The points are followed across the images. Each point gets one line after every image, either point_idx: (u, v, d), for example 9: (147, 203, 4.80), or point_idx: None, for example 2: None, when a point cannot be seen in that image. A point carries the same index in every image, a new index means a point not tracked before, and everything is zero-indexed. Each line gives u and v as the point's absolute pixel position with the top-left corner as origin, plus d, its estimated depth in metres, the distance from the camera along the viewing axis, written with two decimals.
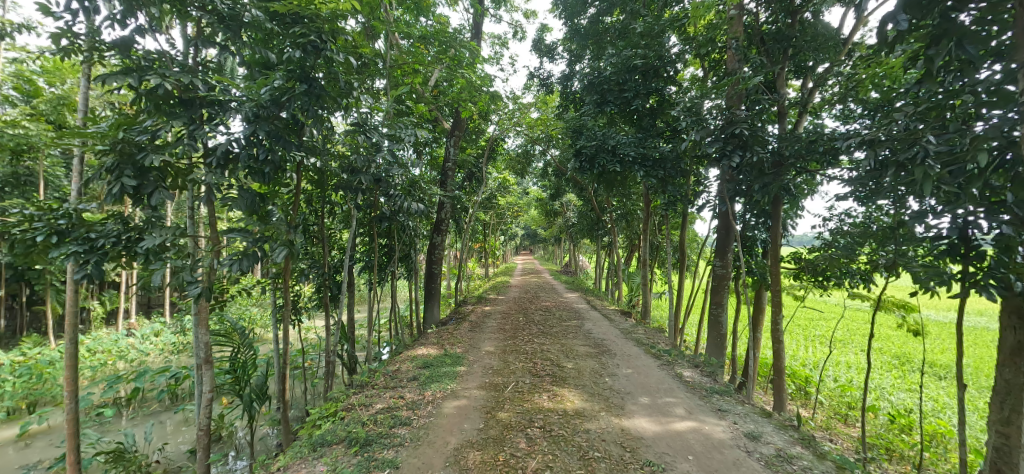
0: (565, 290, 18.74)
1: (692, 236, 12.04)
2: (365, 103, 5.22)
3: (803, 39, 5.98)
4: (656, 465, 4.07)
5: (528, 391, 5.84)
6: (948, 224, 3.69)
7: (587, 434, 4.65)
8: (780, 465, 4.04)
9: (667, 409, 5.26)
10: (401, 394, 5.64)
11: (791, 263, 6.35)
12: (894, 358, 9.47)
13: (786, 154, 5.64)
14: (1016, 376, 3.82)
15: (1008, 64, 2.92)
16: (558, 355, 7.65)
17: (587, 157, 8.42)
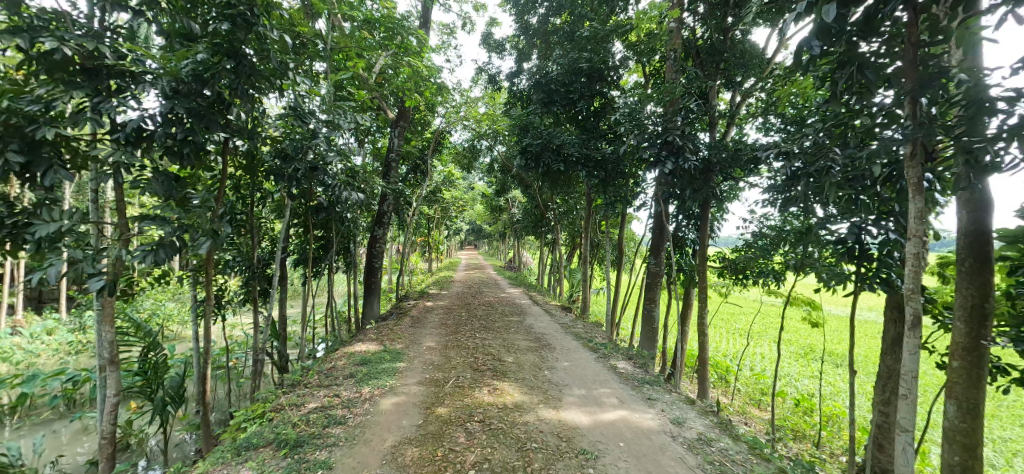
0: (508, 285, 18.94)
1: (630, 236, 12.63)
2: (303, 86, 4.90)
3: (735, 62, 6.65)
4: (590, 453, 4.24)
5: (468, 386, 5.84)
6: (846, 229, 4.19)
7: (525, 426, 4.75)
8: (701, 448, 4.38)
9: (601, 400, 5.51)
10: (336, 392, 5.41)
11: (716, 261, 6.86)
12: (800, 349, 10.55)
13: (714, 161, 6.06)
14: (895, 363, 4.39)
15: (896, 91, 3.36)
16: (499, 350, 7.72)
17: (533, 155, 8.56)
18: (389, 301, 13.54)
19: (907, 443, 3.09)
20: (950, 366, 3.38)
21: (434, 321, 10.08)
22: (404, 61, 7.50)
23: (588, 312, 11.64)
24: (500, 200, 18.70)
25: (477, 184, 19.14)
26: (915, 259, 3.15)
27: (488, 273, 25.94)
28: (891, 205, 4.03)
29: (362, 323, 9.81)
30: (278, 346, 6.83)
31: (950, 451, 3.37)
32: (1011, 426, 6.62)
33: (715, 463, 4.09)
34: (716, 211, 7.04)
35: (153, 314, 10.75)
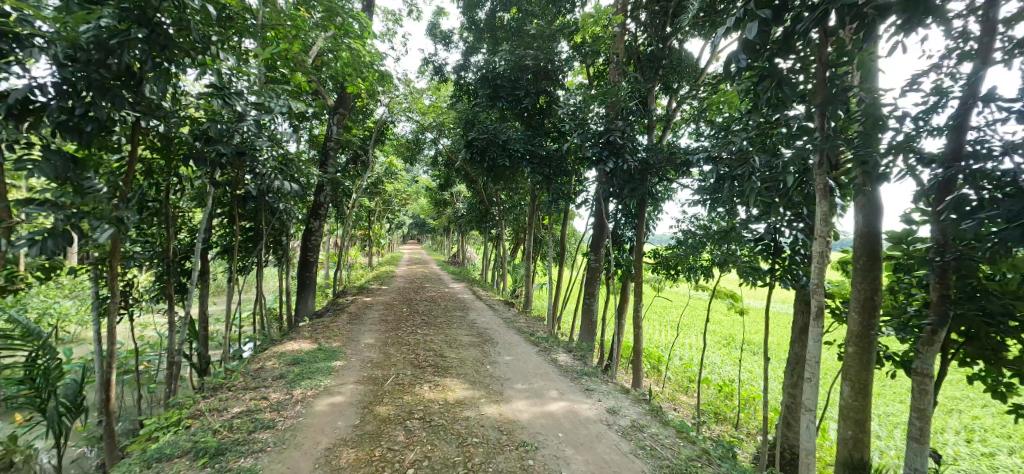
0: (450, 280, 18.77)
1: (571, 232, 12.98)
2: (229, 63, 4.50)
3: (672, 69, 6.96)
4: (530, 445, 4.32)
5: (409, 383, 5.72)
6: (763, 229, 4.60)
7: (466, 421, 4.74)
8: (634, 434, 4.61)
9: (542, 392, 5.63)
10: (263, 395, 5.06)
11: (651, 258, 7.24)
12: (722, 339, 11.42)
13: (651, 163, 6.36)
14: (801, 349, 4.90)
15: (809, 105, 3.74)
16: (441, 345, 7.63)
17: (477, 150, 8.53)
18: (326, 297, 12.93)
19: (809, 421, 3.45)
20: (847, 352, 3.82)
21: (373, 317, 9.74)
22: (345, 45, 7.13)
23: (530, 307, 11.84)
24: (444, 194, 18.44)
25: (420, 176, 18.72)
26: (821, 257, 3.52)
27: (431, 268, 25.58)
28: (801, 209, 4.47)
29: (295, 320, 9.25)
30: (198, 346, 6.26)
31: (845, 426, 3.83)
32: (892, 403, 7.63)
33: (646, 447, 4.32)
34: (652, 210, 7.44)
35: (45, 313, 9.46)
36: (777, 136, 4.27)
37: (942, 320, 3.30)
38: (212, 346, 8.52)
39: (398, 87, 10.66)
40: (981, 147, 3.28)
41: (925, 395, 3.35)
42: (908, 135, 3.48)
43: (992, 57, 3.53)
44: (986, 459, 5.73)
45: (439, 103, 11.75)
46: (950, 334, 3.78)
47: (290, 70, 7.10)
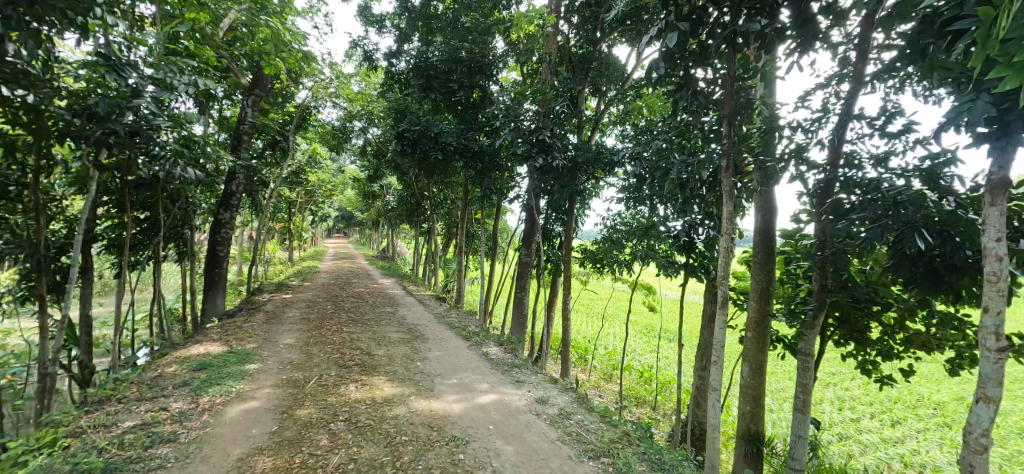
0: (378, 275, 18.11)
1: (503, 227, 13.12)
2: (119, 27, 3.95)
3: (600, 74, 7.32)
4: (461, 439, 4.32)
5: (332, 384, 5.44)
6: (680, 227, 5.00)
7: (395, 420, 4.62)
8: (561, 421, 4.80)
9: (472, 386, 5.64)
10: (163, 406, 4.53)
11: (579, 252, 7.54)
12: (642, 328, 12.25)
13: (579, 161, 6.63)
14: (710, 334, 5.41)
15: (719, 113, 4.11)
16: (368, 343, 7.36)
17: (408, 141, 8.32)
18: (240, 295, 11.88)
19: (715, 400, 3.84)
20: (747, 336, 4.28)
21: (294, 316, 9.12)
22: (262, 20, 6.53)
23: (462, 301, 11.79)
24: (372, 186, 17.71)
25: (346, 166, 17.79)
26: (727, 251, 3.91)
27: (358, 262, 24.53)
28: (711, 208, 4.93)
29: (200, 321, 8.38)
30: (78, 354, 5.44)
31: (745, 402, 4.30)
32: (783, 379, 8.69)
33: (573, 433, 4.51)
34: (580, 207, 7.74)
35: None
36: (693, 140, 4.65)
37: (821, 306, 3.82)
38: (97, 353, 7.46)
39: (322, 71, 10.00)
40: (853, 158, 3.84)
41: (808, 372, 3.86)
42: (799, 145, 3.98)
43: (861, 80, 4.15)
44: (853, 423, 6.73)
45: (367, 91, 11.21)
46: (828, 318, 4.38)
47: (194, 43, 6.32)
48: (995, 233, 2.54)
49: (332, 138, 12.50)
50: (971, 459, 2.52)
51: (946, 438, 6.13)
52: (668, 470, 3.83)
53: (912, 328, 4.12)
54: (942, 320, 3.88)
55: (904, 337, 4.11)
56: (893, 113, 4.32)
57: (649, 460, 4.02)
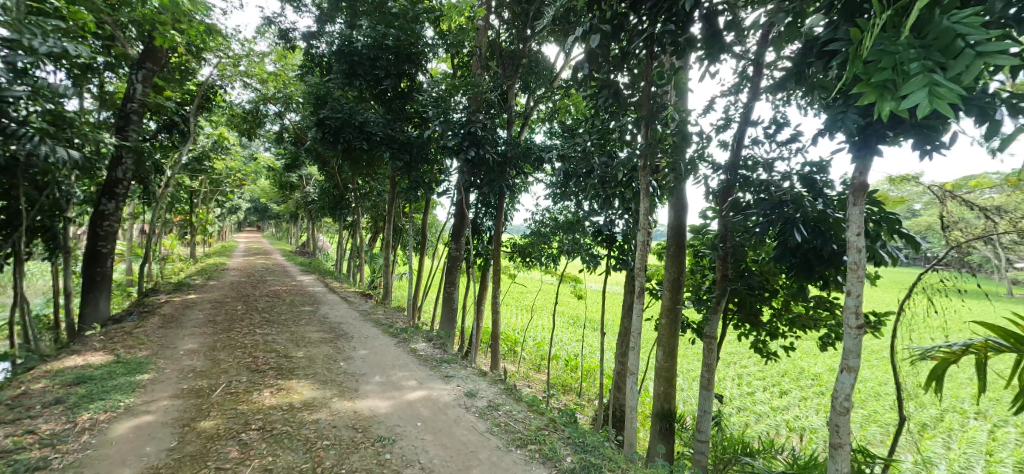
0: (297, 272, 16.95)
1: (433, 220, 12.90)
2: None
3: (529, 71, 7.42)
4: (387, 439, 4.19)
5: (243, 390, 5.00)
6: (603, 221, 5.31)
7: (315, 424, 4.36)
8: (489, 413, 4.84)
9: (400, 383, 5.51)
10: (30, 428, 3.88)
11: (508, 246, 7.64)
12: (569, 319, 12.82)
13: (509, 155, 6.71)
14: (629, 322, 5.79)
15: (637, 115, 4.39)
16: (285, 344, 6.87)
17: (330, 129, 8.09)
18: (128, 296, 10.47)
19: (633, 384, 4.11)
20: (660, 323, 4.63)
21: (197, 318, 8.24)
22: None
23: (390, 297, 11.44)
24: (289, 176, 16.49)
25: (259, 154, 16.36)
26: (644, 245, 4.21)
27: (273, 259, 22.78)
28: (630, 204, 5.28)
29: (78, 328, 7.25)
30: None
31: (659, 384, 4.65)
32: (692, 361, 9.57)
33: (501, 424, 4.58)
34: (509, 201, 7.84)
35: None
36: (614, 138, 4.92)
37: (723, 293, 4.26)
38: None
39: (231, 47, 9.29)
40: (750, 161, 4.32)
41: (712, 353, 4.28)
42: (705, 148, 4.38)
43: (757, 92, 4.68)
44: (748, 396, 7.62)
45: (283, 73, 10.49)
46: (728, 304, 4.88)
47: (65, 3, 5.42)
48: (856, 229, 2.99)
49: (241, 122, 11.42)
50: (837, 420, 2.94)
51: (819, 404, 7.21)
52: (591, 452, 4.03)
53: (795, 309, 4.71)
54: (817, 302, 4.50)
55: (789, 318, 4.70)
56: (782, 124, 4.93)
57: (574, 444, 4.18)
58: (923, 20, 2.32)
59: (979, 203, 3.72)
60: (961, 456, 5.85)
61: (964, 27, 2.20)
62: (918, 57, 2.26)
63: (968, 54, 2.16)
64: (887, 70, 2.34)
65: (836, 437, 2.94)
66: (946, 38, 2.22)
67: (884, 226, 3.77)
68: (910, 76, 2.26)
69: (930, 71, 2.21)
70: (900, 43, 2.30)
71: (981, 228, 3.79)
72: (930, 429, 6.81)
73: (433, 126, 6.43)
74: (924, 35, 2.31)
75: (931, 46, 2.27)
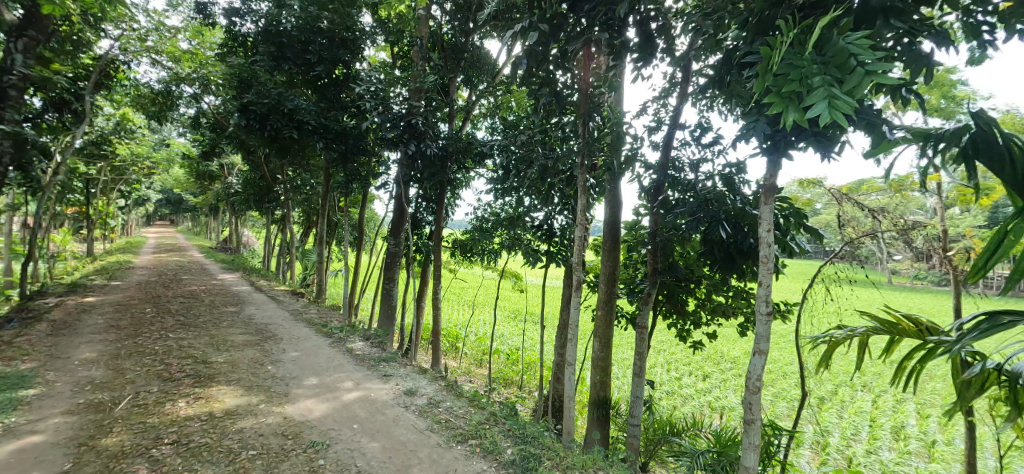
0: (218, 271, 15.65)
1: (371, 215, 12.43)
2: None
3: (471, 65, 7.23)
4: (320, 443, 4.01)
5: (155, 402, 4.57)
6: (542, 216, 5.50)
7: (239, 434, 4.08)
8: (430, 410, 4.79)
9: (335, 385, 5.31)
10: None
11: (450, 242, 7.62)
12: (510, 314, 13.04)
13: (450, 150, 6.70)
14: (567, 314, 5.99)
15: (576, 114, 4.55)
16: (204, 348, 6.36)
17: (255, 116, 7.72)
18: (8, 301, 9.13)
19: (570, 374, 4.27)
20: (596, 315, 4.82)
21: (96, 322, 7.35)
22: None
23: (323, 296, 10.92)
24: (208, 166, 15.14)
25: (171, 140, 14.93)
26: (581, 240, 4.36)
27: (191, 256, 20.88)
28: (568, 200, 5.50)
29: None
30: None
31: (594, 373, 4.85)
32: (625, 349, 10.12)
33: (442, 421, 4.54)
34: (450, 196, 7.80)
35: None
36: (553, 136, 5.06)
37: (654, 286, 4.55)
38: None
39: (135, 18, 8.59)
40: (678, 162, 4.63)
41: (643, 342, 4.55)
42: (638, 148, 4.64)
43: (684, 98, 5.02)
44: (676, 380, 8.21)
45: (200, 50, 9.49)
46: (658, 296, 5.20)
47: None
48: (767, 226, 3.31)
49: (150, 104, 10.29)
50: (750, 398, 3.25)
51: (737, 384, 7.99)
52: (531, 442, 4.10)
53: (716, 299, 5.11)
54: (736, 293, 4.92)
55: (711, 307, 5.10)
56: (707, 128, 5.32)
57: (514, 436, 4.26)
58: (824, 39, 2.59)
59: (866, 205, 4.26)
60: (849, 423, 6.75)
61: (855, 47, 2.48)
62: (820, 72, 2.55)
63: (859, 71, 2.43)
64: (794, 82, 2.62)
65: (750, 413, 3.25)
66: (841, 56, 2.48)
67: (792, 221, 4.20)
68: (813, 88, 2.55)
69: (829, 85, 2.50)
70: (805, 59, 2.57)
71: (868, 226, 4.38)
72: (825, 402, 7.73)
73: (370, 117, 6.23)
74: (824, 52, 2.58)
75: (829, 62, 2.53)
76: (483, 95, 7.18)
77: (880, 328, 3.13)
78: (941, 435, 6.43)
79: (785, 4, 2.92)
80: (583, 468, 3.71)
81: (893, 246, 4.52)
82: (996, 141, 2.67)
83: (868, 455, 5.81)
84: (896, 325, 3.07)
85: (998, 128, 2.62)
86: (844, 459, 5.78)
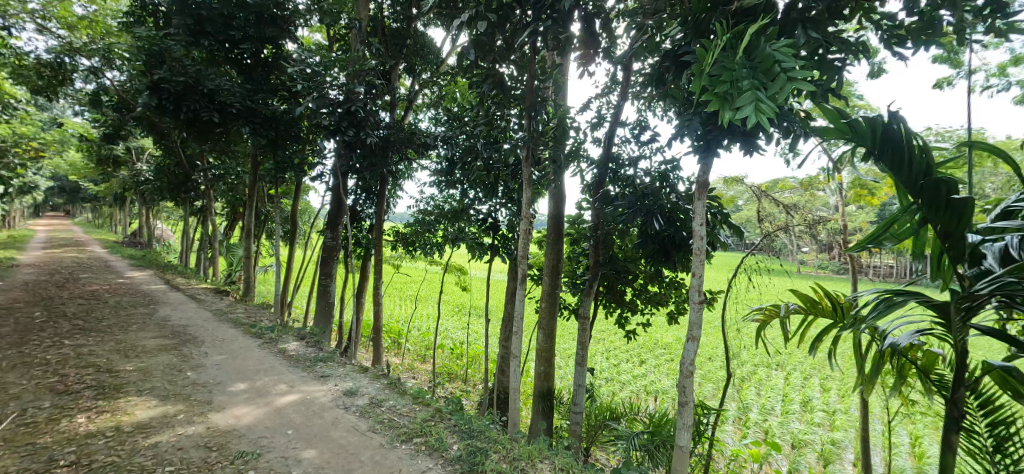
0: (125, 268, 14.07)
1: (305, 206, 11.73)
2: None
3: (415, 53, 7.16)
4: (250, 453, 3.75)
5: (49, 418, 4.02)
6: (488, 209, 5.59)
7: (153, 449, 3.70)
8: (372, 410, 4.63)
9: (266, 390, 4.97)
10: None
11: (391, 235, 7.41)
12: (454, 308, 12.97)
13: (392, 140, 6.53)
14: (511, 307, 6.05)
15: (521, 107, 4.59)
16: (109, 355, 5.68)
17: (170, 95, 7.13)
18: None
19: (515, 365, 4.30)
20: (540, 307, 4.90)
21: None
22: None
23: (251, 293, 10.18)
24: (112, 149, 13.44)
25: (63, 119, 13.16)
26: (526, 233, 4.41)
27: (91, 252, 18.59)
28: (514, 194, 5.62)
29: None
30: None
31: (539, 364, 4.94)
32: (568, 339, 10.46)
33: (384, 420, 4.40)
34: (392, 188, 7.58)
35: None
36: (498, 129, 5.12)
37: (595, 277, 4.75)
38: None
39: None
40: (618, 160, 4.86)
41: (586, 332, 4.72)
42: (582, 144, 4.82)
43: (625, 97, 5.24)
44: (615, 367, 8.60)
45: (99, 19, 8.77)
46: (599, 287, 5.43)
47: None
48: (700, 220, 3.52)
49: (35, 77, 8.85)
50: (685, 381, 3.46)
51: (670, 368, 8.54)
52: (477, 437, 4.07)
53: (652, 289, 5.42)
54: (670, 283, 5.25)
55: (647, 297, 5.39)
56: (645, 127, 5.58)
57: (460, 431, 4.22)
58: (753, 45, 2.81)
59: (782, 201, 4.72)
60: (766, 399, 7.46)
61: (779, 54, 2.72)
62: (748, 76, 2.78)
63: (781, 77, 2.68)
64: (726, 84, 2.82)
65: (683, 395, 3.46)
66: (767, 63, 2.73)
67: (720, 216, 4.59)
68: (742, 91, 2.77)
69: (756, 90, 2.72)
70: (737, 63, 2.78)
71: (782, 221, 4.81)
72: (746, 381, 8.46)
73: (304, 101, 5.84)
74: (752, 57, 2.81)
75: (757, 67, 2.78)
76: (426, 84, 7.06)
77: (802, 306, 3.48)
78: (840, 405, 7.33)
79: (720, 10, 3.13)
80: (529, 458, 3.78)
81: (802, 239, 4.99)
82: (899, 139, 2.99)
83: (781, 426, 6.45)
84: (816, 304, 3.40)
85: (900, 128, 2.94)
86: (762, 431, 6.38)
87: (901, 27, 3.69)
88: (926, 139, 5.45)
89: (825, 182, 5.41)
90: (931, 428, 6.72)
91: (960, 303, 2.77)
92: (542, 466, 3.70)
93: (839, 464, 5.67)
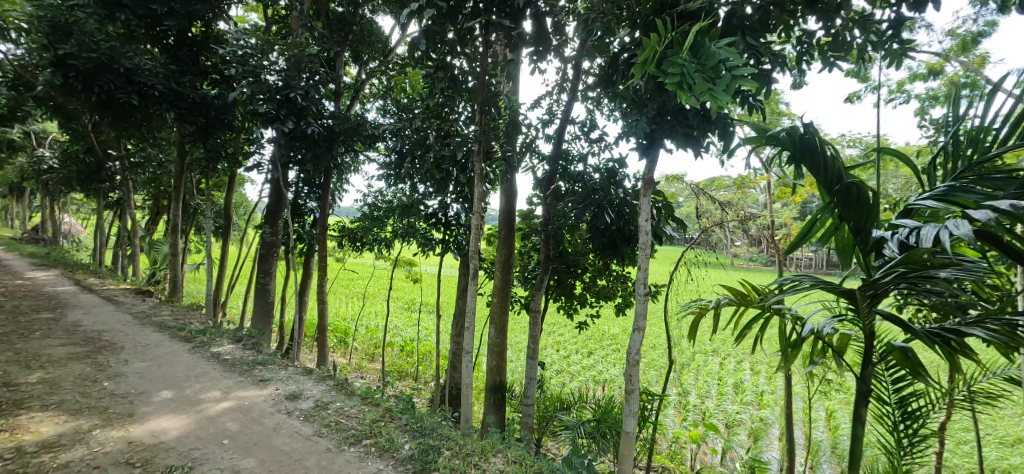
0: (25, 268, 12.49)
1: (240, 199, 10.96)
2: None
3: (361, 39, 6.85)
4: (181, 467, 3.46)
5: None
6: (436, 203, 5.59)
7: (64, 469, 3.32)
8: (317, 414, 4.42)
9: (197, 397, 4.61)
10: None
11: (337, 231, 7.12)
12: (403, 305, 12.73)
13: (337, 131, 6.27)
14: (462, 302, 6.01)
15: (472, 100, 4.54)
16: (6, 367, 5.01)
17: (80, 74, 6.40)
18: None
19: (469, 361, 4.27)
20: (492, 301, 4.91)
21: None
22: None
23: (179, 294, 9.35)
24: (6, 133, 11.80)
25: None
26: (478, 227, 4.39)
27: None
28: (465, 188, 5.60)
29: None
30: None
31: (491, 358, 4.96)
32: (519, 333, 10.60)
33: (331, 424, 4.22)
34: (337, 181, 7.29)
35: None
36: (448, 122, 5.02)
37: (546, 273, 4.93)
38: None
39: None
40: (569, 156, 4.98)
41: (536, 325, 4.80)
42: (532, 140, 4.87)
43: (574, 96, 5.37)
44: (565, 359, 8.82)
45: None
46: (549, 281, 5.55)
47: None
48: (647, 216, 3.66)
49: None
50: (632, 370, 3.61)
51: (616, 357, 8.90)
52: (430, 435, 4.01)
53: (600, 282, 5.60)
54: (618, 276, 5.50)
55: (595, 290, 5.56)
56: (594, 125, 5.74)
57: (412, 430, 4.13)
58: (700, 44, 2.96)
59: (718, 198, 5.05)
60: (704, 384, 7.99)
61: (723, 52, 2.87)
62: (696, 71, 2.92)
63: (726, 76, 2.83)
64: (676, 76, 2.96)
65: (630, 384, 3.61)
66: (713, 61, 2.87)
67: (663, 212, 4.86)
68: (691, 85, 2.91)
69: (704, 83, 2.87)
70: (685, 59, 2.93)
71: (718, 217, 5.15)
72: (686, 367, 9.00)
73: (237, 86, 5.46)
74: (700, 56, 2.96)
75: (703, 64, 2.92)
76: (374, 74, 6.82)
77: (733, 299, 3.65)
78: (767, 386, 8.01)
79: (667, 11, 3.28)
80: (483, 453, 3.79)
81: (735, 233, 5.35)
82: (818, 142, 3.28)
83: (716, 407, 6.94)
84: (745, 296, 3.60)
85: (819, 133, 3.23)
86: (701, 412, 6.83)
87: (820, 42, 4.05)
88: (840, 145, 6.00)
89: (756, 181, 5.83)
90: (843, 403, 7.50)
91: (867, 291, 3.07)
92: (495, 460, 3.73)
93: (766, 440, 6.20)
